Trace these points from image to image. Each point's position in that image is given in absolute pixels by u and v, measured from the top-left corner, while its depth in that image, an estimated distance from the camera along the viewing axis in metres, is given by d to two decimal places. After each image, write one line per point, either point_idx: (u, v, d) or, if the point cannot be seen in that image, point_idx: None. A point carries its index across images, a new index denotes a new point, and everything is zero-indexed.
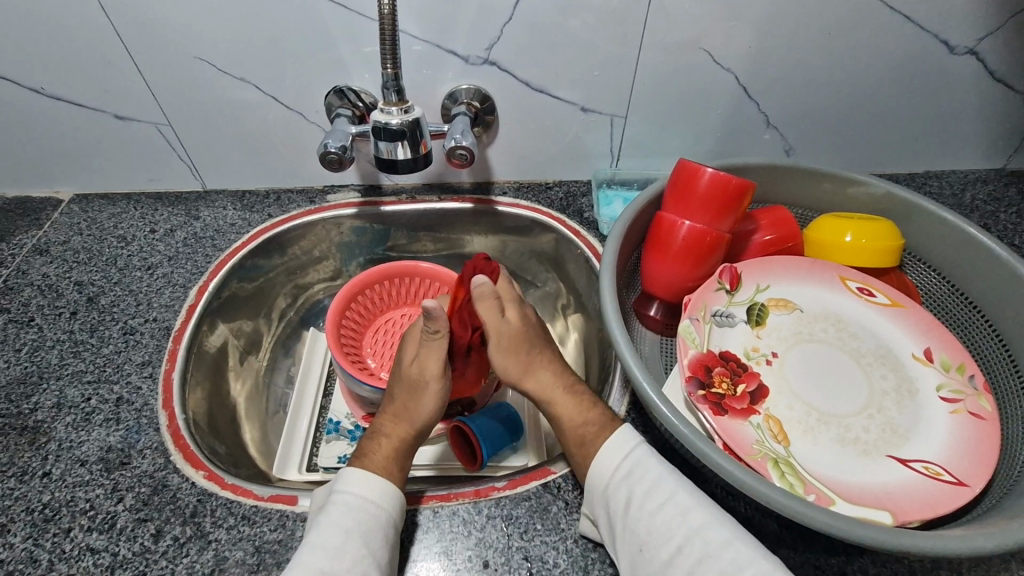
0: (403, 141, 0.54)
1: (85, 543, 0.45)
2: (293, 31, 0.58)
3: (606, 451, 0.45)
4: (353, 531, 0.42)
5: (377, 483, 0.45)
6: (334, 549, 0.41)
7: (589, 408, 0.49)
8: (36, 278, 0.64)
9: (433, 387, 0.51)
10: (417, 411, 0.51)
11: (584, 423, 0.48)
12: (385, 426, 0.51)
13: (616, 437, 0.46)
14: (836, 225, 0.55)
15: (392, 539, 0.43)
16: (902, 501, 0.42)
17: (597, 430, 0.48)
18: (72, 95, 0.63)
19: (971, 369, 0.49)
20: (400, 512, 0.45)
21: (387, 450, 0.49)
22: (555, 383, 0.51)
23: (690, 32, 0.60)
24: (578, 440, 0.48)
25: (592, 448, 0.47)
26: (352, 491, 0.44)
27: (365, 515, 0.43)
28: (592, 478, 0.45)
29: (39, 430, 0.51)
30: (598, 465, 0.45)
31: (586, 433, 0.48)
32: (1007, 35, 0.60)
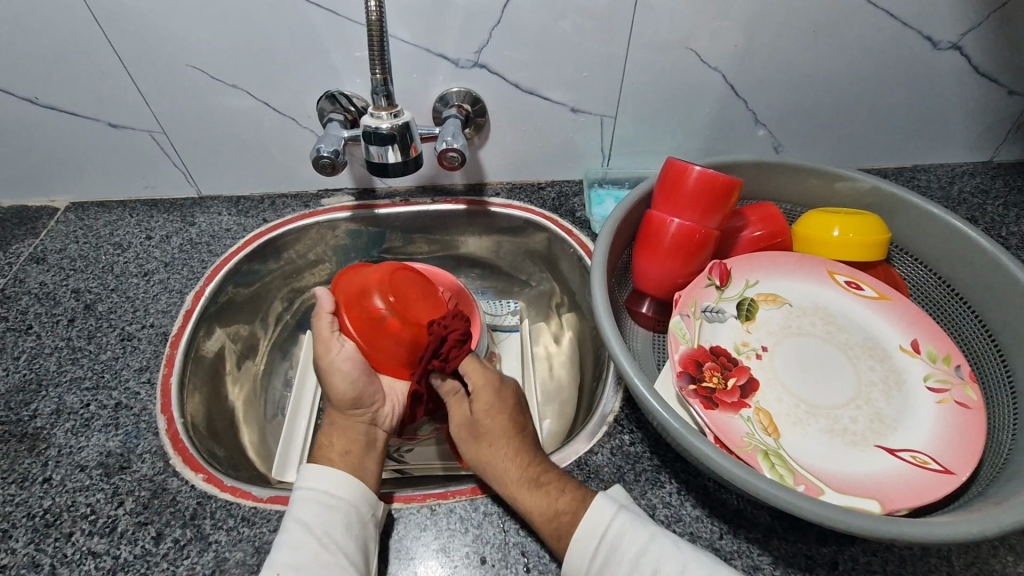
0: (394, 144, 0.54)
1: (87, 547, 0.45)
2: (285, 37, 0.58)
3: (591, 512, 0.43)
4: (313, 524, 0.43)
5: (329, 474, 0.46)
6: (297, 543, 0.42)
7: (562, 480, 0.47)
8: (33, 286, 0.64)
9: (333, 363, 0.53)
10: (341, 395, 0.52)
11: (560, 495, 0.45)
12: (330, 423, 0.53)
13: (594, 506, 0.43)
14: (824, 220, 0.56)
15: (356, 526, 0.44)
16: (890, 490, 0.43)
17: (574, 498, 0.45)
18: (67, 104, 0.63)
19: (957, 359, 0.50)
20: (361, 498, 0.45)
21: (331, 442, 0.50)
22: (531, 453, 0.48)
23: (676, 32, 0.60)
24: (554, 509, 0.44)
25: (572, 516, 0.44)
26: (307, 486, 0.45)
27: (322, 508, 0.44)
28: (573, 565, 0.42)
29: (38, 436, 0.52)
30: (579, 537, 0.42)
31: (563, 508, 0.44)
32: (989, 30, 0.61)
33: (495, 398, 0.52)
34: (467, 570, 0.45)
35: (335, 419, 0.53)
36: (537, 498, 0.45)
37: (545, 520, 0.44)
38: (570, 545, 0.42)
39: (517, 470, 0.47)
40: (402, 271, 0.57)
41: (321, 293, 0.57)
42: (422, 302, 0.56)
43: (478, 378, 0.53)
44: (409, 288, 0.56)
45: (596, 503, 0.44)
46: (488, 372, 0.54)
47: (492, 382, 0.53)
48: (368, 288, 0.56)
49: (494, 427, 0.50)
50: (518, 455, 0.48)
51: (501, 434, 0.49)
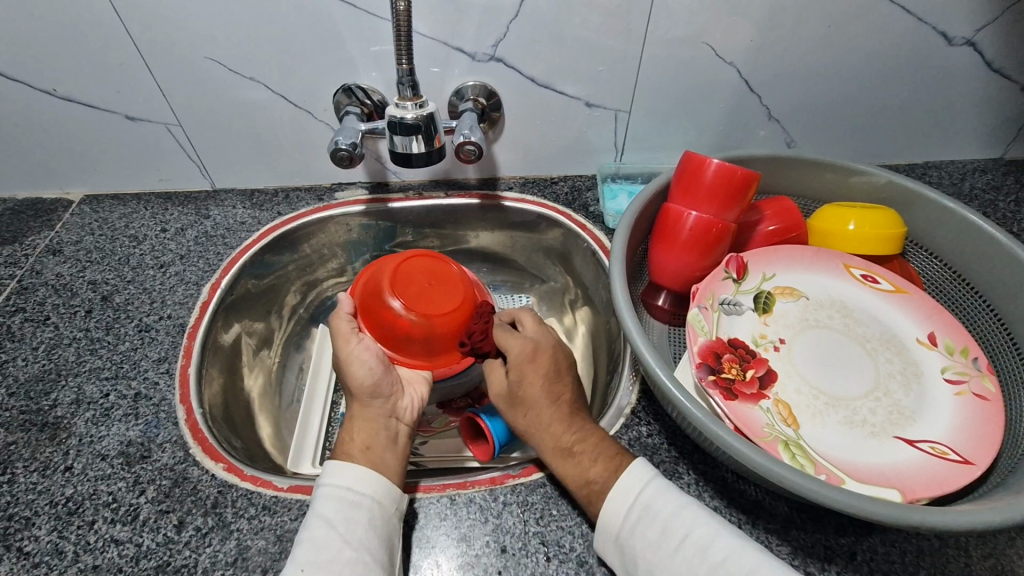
0: (418, 134, 0.55)
1: (109, 535, 0.45)
2: (303, 30, 0.58)
3: (613, 494, 0.43)
4: (337, 522, 0.43)
5: (353, 470, 0.45)
6: (321, 540, 0.41)
7: (599, 446, 0.47)
8: (50, 277, 0.65)
9: (352, 356, 0.54)
10: (357, 385, 0.53)
11: (591, 463, 0.46)
12: (349, 417, 0.53)
13: (625, 474, 0.44)
14: (840, 214, 0.56)
15: (378, 522, 0.44)
16: (910, 480, 0.43)
17: (606, 468, 0.45)
18: (83, 96, 0.63)
19: (975, 351, 0.50)
20: (385, 494, 0.45)
21: (349, 437, 0.50)
22: (569, 422, 0.49)
23: (692, 27, 0.60)
24: (586, 475, 0.45)
25: (603, 484, 0.44)
26: (329, 482, 0.45)
27: (345, 505, 0.44)
28: (603, 521, 0.43)
29: (58, 425, 0.52)
30: (607, 503, 0.43)
31: (594, 475, 0.45)
32: (1003, 26, 0.62)
33: (534, 367, 0.51)
34: (487, 560, 0.45)
35: (355, 413, 0.53)
36: (568, 465, 0.46)
37: (576, 484, 0.46)
38: (600, 514, 0.43)
39: (552, 440, 0.48)
40: (411, 262, 0.62)
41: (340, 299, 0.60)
42: (433, 290, 0.60)
43: (514, 348, 0.53)
44: (417, 280, 0.61)
45: (623, 479, 0.44)
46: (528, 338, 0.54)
47: (526, 350, 0.53)
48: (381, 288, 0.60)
49: (532, 396, 0.50)
50: (554, 426, 0.49)
51: (539, 405, 0.50)
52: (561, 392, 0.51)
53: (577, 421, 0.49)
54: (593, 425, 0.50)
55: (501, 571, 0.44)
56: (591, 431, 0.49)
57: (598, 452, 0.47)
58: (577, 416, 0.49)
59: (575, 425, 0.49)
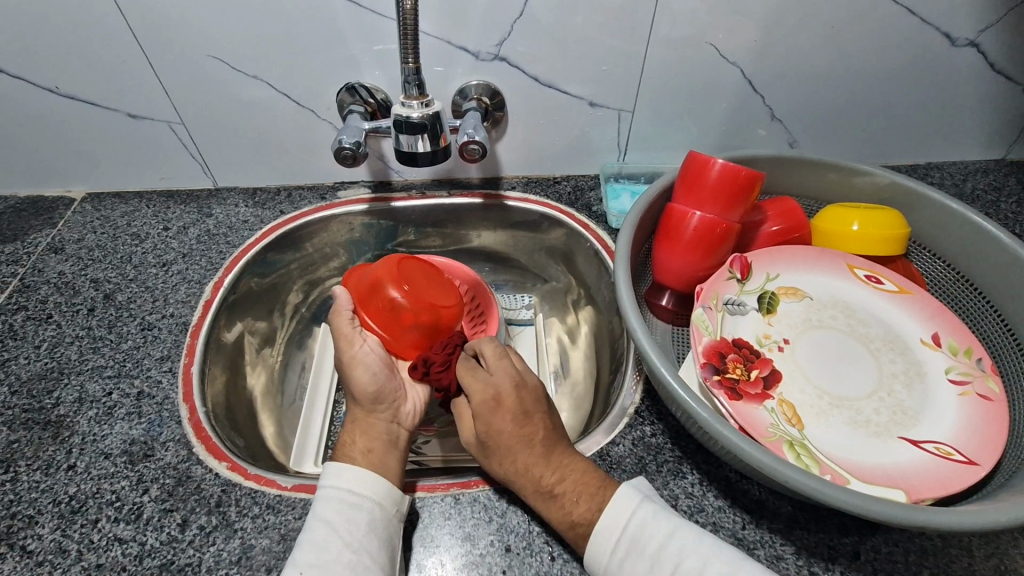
0: (423, 133, 0.54)
1: (113, 533, 0.45)
2: (307, 29, 0.58)
3: (600, 529, 0.42)
4: (337, 523, 0.43)
5: (353, 472, 0.45)
6: (321, 541, 0.41)
7: (580, 482, 0.45)
8: (52, 276, 0.64)
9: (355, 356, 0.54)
10: (359, 389, 0.53)
11: (575, 503, 0.44)
12: (351, 419, 0.53)
13: (608, 509, 0.43)
14: (843, 215, 0.56)
15: (379, 524, 0.44)
16: (915, 479, 0.43)
17: (590, 507, 0.44)
18: (86, 94, 0.63)
19: (978, 352, 0.50)
20: (386, 495, 0.45)
21: (351, 440, 0.50)
22: (545, 461, 0.46)
23: (696, 27, 0.61)
24: (570, 517, 0.44)
25: (587, 526, 0.43)
26: (330, 483, 0.45)
27: (346, 507, 0.44)
28: (592, 560, 0.42)
29: (61, 424, 0.52)
30: (593, 545, 0.42)
31: (578, 517, 0.44)
32: (1006, 27, 0.62)
33: (499, 412, 0.48)
34: (492, 559, 0.45)
35: (357, 415, 0.53)
36: (549, 508, 0.45)
37: (562, 526, 0.44)
38: (586, 549, 0.43)
39: (530, 482, 0.46)
40: (409, 261, 0.61)
41: (338, 292, 0.59)
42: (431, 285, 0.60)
43: (474, 391, 0.50)
44: (420, 277, 0.60)
45: (611, 506, 0.43)
46: (489, 381, 0.50)
47: (488, 395, 0.49)
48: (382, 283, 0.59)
49: (503, 442, 0.47)
50: (529, 468, 0.46)
51: (511, 450, 0.47)
52: (532, 430, 0.48)
53: (554, 457, 0.46)
54: (572, 457, 0.47)
55: (505, 571, 0.44)
56: (570, 466, 0.46)
57: (579, 491, 0.45)
58: (553, 452, 0.47)
59: (552, 463, 0.46)
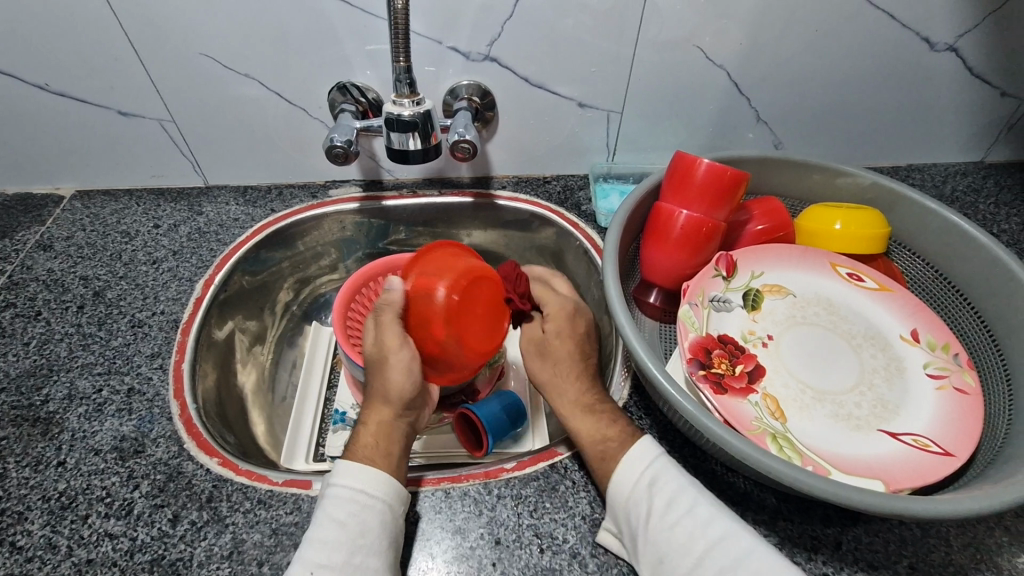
0: (415, 132, 0.55)
1: (104, 529, 0.45)
2: (299, 28, 0.59)
3: (624, 463, 0.44)
4: (347, 524, 0.42)
5: (366, 473, 0.44)
6: (333, 542, 0.41)
7: (615, 411, 0.50)
8: (41, 273, 0.64)
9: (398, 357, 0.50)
10: (395, 388, 0.50)
11: (609, 424, 0.48)
12: (372, 413, 0.50)
13: (634, 448, 0.45)
14: (827, 214, 0.58)
15: (388, 525, 0.43)
16: (894, 470, 0.45)
17: (623, 431, 0.48)
18: (75, 91, 0.63)
19: (956, 348, 0.52)
20: (395, 495, 0.45)
21: (371, 441, 0.48)
22: (591, 382, 0.52)
23: (683, 30, 0.62)
24: (603, 437, 0.47)
25: (618, 441, 0.47)
26: (340, 483, 0.44)
27: (357, 507, 0.43)
28: (611, 501, 0.44)
29: (51, 421, 0.52)
30: (620, 467, 0.45)
31: (610, 435, 0.47)
32: (983, 33, 0.63)
33: (570, 328, 0.54)
34: (482, 552, 0.46)
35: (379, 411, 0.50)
36: (587, 420, 0.49)
37: (593, 442, 0.48)
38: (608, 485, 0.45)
39: (573, 395, 0.51)
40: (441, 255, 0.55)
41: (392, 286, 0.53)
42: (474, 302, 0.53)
43: (553, 300, 0.55)
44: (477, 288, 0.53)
45: (640, 446, 0.45)
46: (565, 298, 0.56)
47: (568, 312, 0.55)
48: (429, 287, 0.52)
49: (560, 354, 0.53)
50: (579, 381, 0.52)
51: (567, 363, 0.53)
52: (587, 354, 0.54)
53: (597, 385, 0.52)
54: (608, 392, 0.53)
55: (494, 563, 0.45)
56: (607, 397, 0.51)
57: (610, 419, 0.49)
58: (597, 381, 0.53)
59: (597, 387, 0.52)
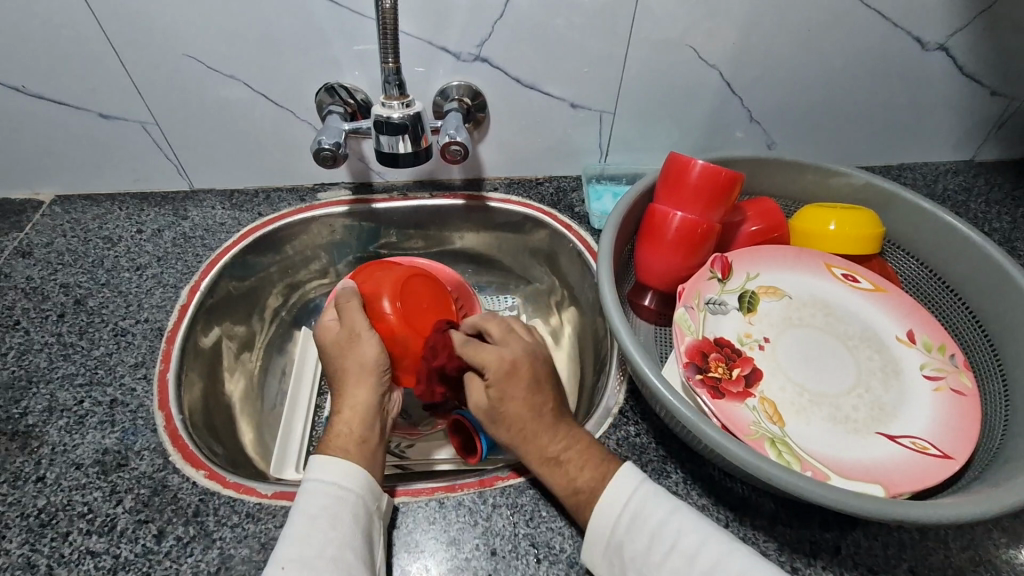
0: (405, 134, 0.54)
1: (85, 546, 0.44)
2: (286, 28, 0.58)
3: (603, 503, 0.43)
4: (321, 516, 0.42)
5: (338, 465, 0.45)
6: (304, 537, 0.40)
7: (585, 453, 0.46)
8: (20, 281, 0.62)
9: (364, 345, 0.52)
10: (363, 365, 0.51)
11: (579, 470, 0.45)
12: (347, 398, 0.50)
13: (611, 484, 0.44)
14: (821, 214, 0.57)
15: (363, 519, 0.43)
16: (893, 474, 0.44)
17: (594, 475, 0.45)
18: (54, 92, 0.61)
19: (952, 348, 0.52)
20: (367, 489, 0.45)
21: (347, 429, 0.48)
22: (553, 428, 0.47)
23: (676, 29, 0.61)
24: (573, 485, 0.45)
25: (590, 492, 0.44)
26: (316, 477, 0.44)
27: (330, 501, 0.43)
28: (592, 540, 0.43)
29: (30, 434, 0.50)
30: (597, 513, 0.43)
31: (582, 483, 0.45)
32: (974, 32, 0.63)
33: (513, 384, 0.48)
34: (477, 563, 0.45)
35: (354, 393, 0.51)
36: (556, 471, 0.46)
37: (565, 493, 0.45)
38: (588, 524, 0.44)
39: (535, 450, 0.47)
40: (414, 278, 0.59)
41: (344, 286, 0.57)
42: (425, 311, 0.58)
43: (489, 363, 0.49)
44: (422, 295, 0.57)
45: (614, 481, 0.44)
46: (504, 351, 0.49)
47: (504, 365, 0.48)
48: (379, 291, 0.57)
49: (511, 413, 0.47)
50: (537, 436, 0.47)
51: (520, 422, 0.47)
52: (543, 401, 0.48)
53: (563, 427, 0.48)
54: (579, 429, 0.49)
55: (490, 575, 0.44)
56: (579, 438, 0.47)
57: (593, 463, 0.46)
58: (563, 422, 0.48)
59: (560, 430, 0.47)
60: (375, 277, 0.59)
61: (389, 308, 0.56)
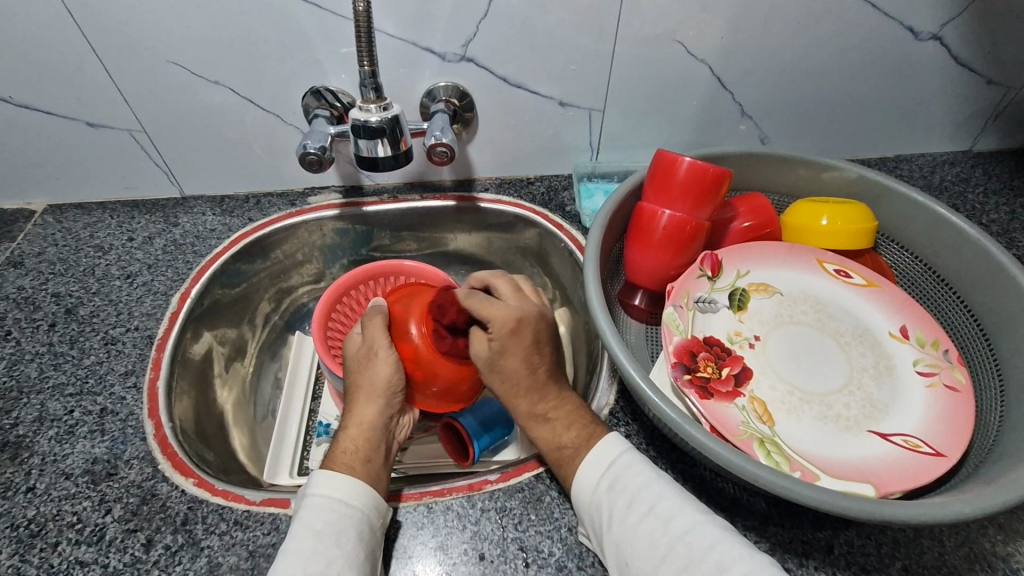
0: (383, 138, 0.54)
1: (74, 556, 0.44)
2: (269, 34, 0.57)
3: (586, 464, 0.44)
4: (324, 532, 0.42)
5: (346, 483, 0.45)
6: (307, 553, 0.40)
7: (573, 414, 0.48)
8: (11, 291, 0.63)
9: (380, 368, 0.51)
10: (378, 383, 0.51)
11: (564, 429, 0.47)
12: (356, 415, 0.51)
13: (596, 446, 0.45)
14: (812, 210, 0.56)
15: (367, 535, 0.43)
16: (885, 473, 0.44)
17: (578, 436, 0.47)
18: (41, 103, 0.61)
19: (945, 344, 0.51)
20: (373, 506, 0.44)
21: (352, 448, 0.49)
22: (544, 390, 0.49)
23: (664, 25, 0.60)
24: (557, 441, 0.47)
25: (574, 450, 0.46)
26: (320, 492, 0.44)
27: (333, 515, 0.43)
28: (577, 492, 0.44)
29: (20, 445, 0.50)
30: (581, 467, 0.44)
31: (565, 441, 0.47)
32: (968, 20, 0.62)
33: (516, 341, 0.47)
34: (466, 567, 0.44)
35: (363, 410, 0.51)
36: (542, 428, 0.48)
37: (549, 448, 0.47)
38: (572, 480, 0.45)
39: (527, 405, 0.48)
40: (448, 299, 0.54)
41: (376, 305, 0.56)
42: None
43: (495, 322, 0.47)
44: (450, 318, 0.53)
45: (599, 445, 0.45)
46: (510, 308, 0.48)
47: (510, 326, 0.47)
48: (408, 313, 0.53)
49: (508, 369, 0.48)
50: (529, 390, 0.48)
51: (517, 377, 0.48)
52: (540, 360, 0.49)
53: (552, 387, 0.49)
54: (570, 393, 0.50)
55: None
56: (567, 400, 0.49)
57: (581, 424, 0.47)
58: (554, 385, 0.49)
59: (551, 390, 0.49)
60: (407, 301, 0.55)
61: (416, 333, 0.52)
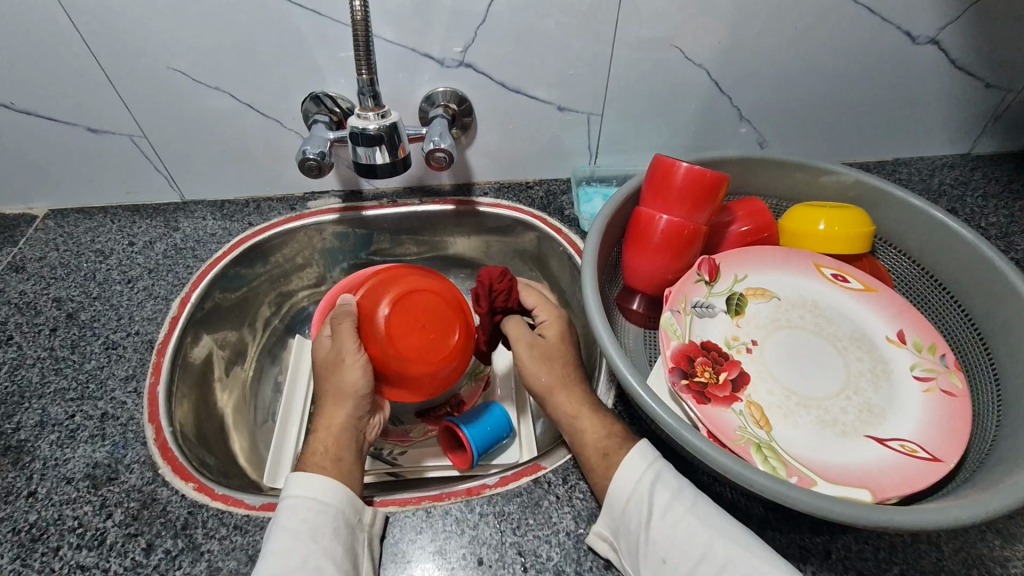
0: (380, 144, 0.54)
1: (75, 560, 0.44)
2: (269, 41, 0.58)
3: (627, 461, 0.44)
4: (302, 531, 0.42)
5: (319, 481, 0.45)
6: (287, 551, 0.41)
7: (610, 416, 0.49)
8: (13, 296, 0.63)
9: (348, 374, 0.52)
10: (347, 387, 0.52)
11: (610, 425, 0.48)
12: (326, 418, 0.51)
13: (632, 452, 0.45)
14: (810, 214, 0.56)
15: (345, 532, 0.43)
16: (881, 479, 0.44)
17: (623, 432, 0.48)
18: (44, 109, 0.62)
19: (942, 348, 0.51)
20: (349, 503, 0.45)
21: (323, 447, 0.49)
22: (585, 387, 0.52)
23: (661, 30, 0.61)
24: (602, 439, 0.47)
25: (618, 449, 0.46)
26: (295, 492, 0.44)
27: (310, 514, 0.43)
28: (617, 493, 0.44)
29: (22, 449, 0.51)
30: (626, 461, 0.45)
31: (609, 440, 0.47)
32: (965, 24, 0.62)
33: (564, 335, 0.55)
34: (464, 572, 0.44)
35: (333, 413, 0.51)
36: (589, 423, 0.48)
37: (593, 446, 0.47)
38: (606, 492, 0.45)
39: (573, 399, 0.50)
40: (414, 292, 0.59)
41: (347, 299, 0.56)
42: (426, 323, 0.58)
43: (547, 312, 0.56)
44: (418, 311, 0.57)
45: (634, 453, 0.45)
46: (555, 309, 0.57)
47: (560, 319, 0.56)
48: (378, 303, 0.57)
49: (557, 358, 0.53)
50: (572, 390, 0.51)
51: (564, 367, 0.52)
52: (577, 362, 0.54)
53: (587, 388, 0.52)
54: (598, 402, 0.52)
55: None
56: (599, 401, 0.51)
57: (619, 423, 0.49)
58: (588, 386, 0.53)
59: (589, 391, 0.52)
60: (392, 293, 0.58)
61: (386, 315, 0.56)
